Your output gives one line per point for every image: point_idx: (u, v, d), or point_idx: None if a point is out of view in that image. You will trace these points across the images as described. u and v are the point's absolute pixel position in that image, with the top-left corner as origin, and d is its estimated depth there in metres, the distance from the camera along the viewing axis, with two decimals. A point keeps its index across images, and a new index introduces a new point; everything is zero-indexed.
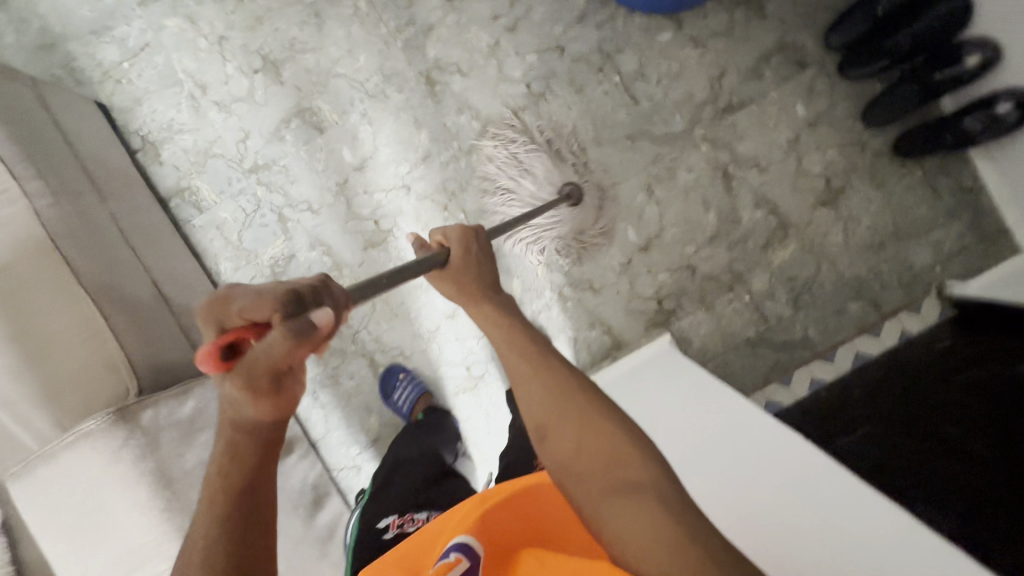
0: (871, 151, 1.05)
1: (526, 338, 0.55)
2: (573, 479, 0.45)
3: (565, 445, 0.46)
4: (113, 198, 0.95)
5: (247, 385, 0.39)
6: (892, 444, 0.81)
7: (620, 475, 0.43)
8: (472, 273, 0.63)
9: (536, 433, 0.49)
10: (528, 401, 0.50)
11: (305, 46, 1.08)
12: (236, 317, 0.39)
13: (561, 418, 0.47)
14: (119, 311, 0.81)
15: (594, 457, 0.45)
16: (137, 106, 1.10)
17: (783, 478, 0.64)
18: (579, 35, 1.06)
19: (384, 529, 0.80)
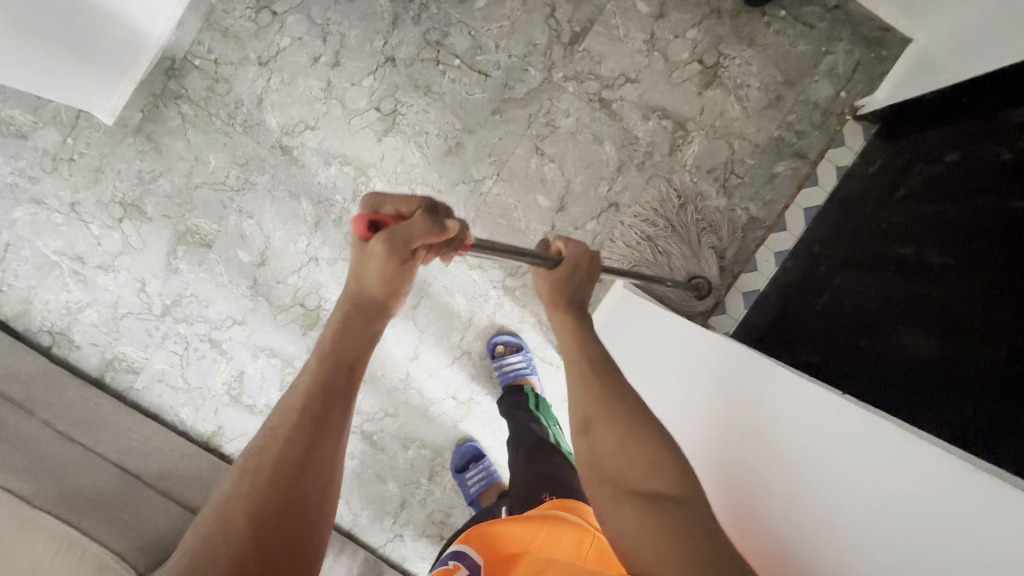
0: (727, 14, 1.01)
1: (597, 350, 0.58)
2: (606, 480, 0.47)
3: (606, 443, 0.49)
4: (41, 405, 0.93)
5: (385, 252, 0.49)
6: (861, 287, 0.79)
7: (653, 485, 0.44)
8: (573, 289, 0.62)
9: (582, 429, 0.52)
10: (581, 398, 0.53)
11: (154, 173, 1.04)
12: (389, 208, 0.52)
13: (614, 420, 0.50)
14: (86, 512, 0.79)
15: (633, 465, 0.46)
16: (29, 305, 1.06)
17: (744, 392, 0.58)
18: (402, 39, 1.01)
19: None
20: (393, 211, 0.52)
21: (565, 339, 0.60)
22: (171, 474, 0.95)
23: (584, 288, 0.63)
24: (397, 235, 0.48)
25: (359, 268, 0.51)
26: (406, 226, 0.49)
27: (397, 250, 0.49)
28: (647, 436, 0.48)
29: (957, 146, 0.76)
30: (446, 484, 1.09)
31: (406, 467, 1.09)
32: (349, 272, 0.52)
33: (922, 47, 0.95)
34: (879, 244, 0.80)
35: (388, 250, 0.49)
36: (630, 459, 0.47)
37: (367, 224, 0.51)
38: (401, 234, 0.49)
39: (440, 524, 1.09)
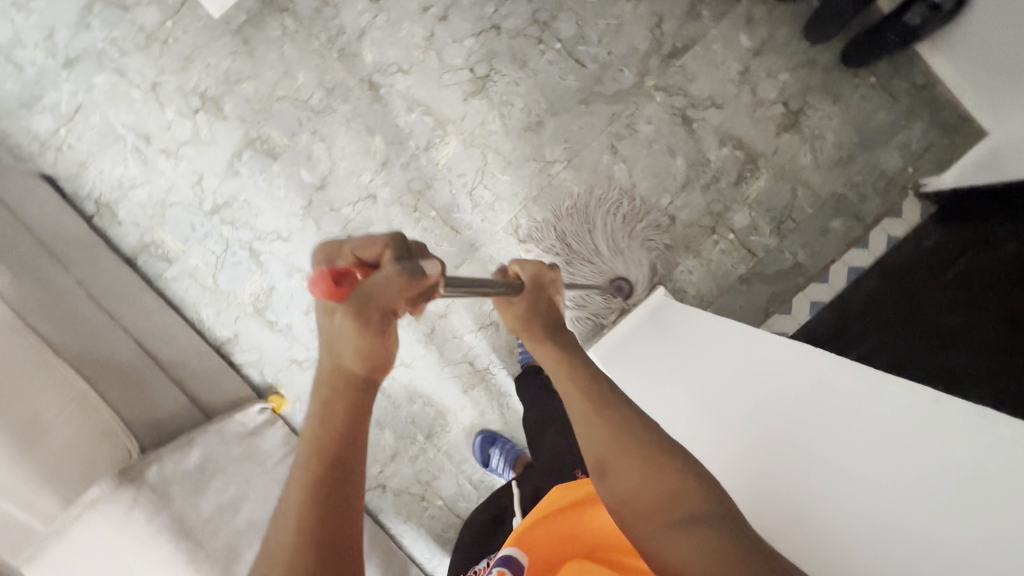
0: (822, 67, 1.04)
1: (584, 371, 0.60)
2: (637, 515, 0.48)
3: (632, 481, 0.49)
4: (76, 266, 0.92)
5: (363, 316, 0.42)
6: (911, 350, 0.86)
7: (685, 508, 0.45)
8: (536, 306, 0.69)
9: (597, 469, 0.52)
10: (589, 438, 0.54)
11: (241, 76, 1.05)
12: (349, 257, 0.47)
13: (625, 454, 0.51)
14: (105, 375, 0.79)
15: (659, 495, 0.47)
16: (83, 171, 1.06)
17: (799, 390, 0.56)
18: (511, 11, 1.04)
19: None
20: (354, 257, 0.47)
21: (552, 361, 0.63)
22: (186, 366, 0.95)
23: (543, 308, 0.69)
24: (370, 295, 0.43)
25: (331, 343, 0.43)
26: (377, 284, 0.44)
27: (371, 309, 0.43)
28: (662, 462, 0.49)
29: (1014, 238, 0.83)
30: (441, 445, 1.10)
31: (407, 421, 1.10)
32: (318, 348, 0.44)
33: (995, 143, 0.99)
34: (934, 314, 0.86)
35: (359, 319, 0.42)
36: (654, 489, 0.48)
37: (330, 280, 0.42)
38: (377, 298, 0.43)
39: (425, 483, 1.10)
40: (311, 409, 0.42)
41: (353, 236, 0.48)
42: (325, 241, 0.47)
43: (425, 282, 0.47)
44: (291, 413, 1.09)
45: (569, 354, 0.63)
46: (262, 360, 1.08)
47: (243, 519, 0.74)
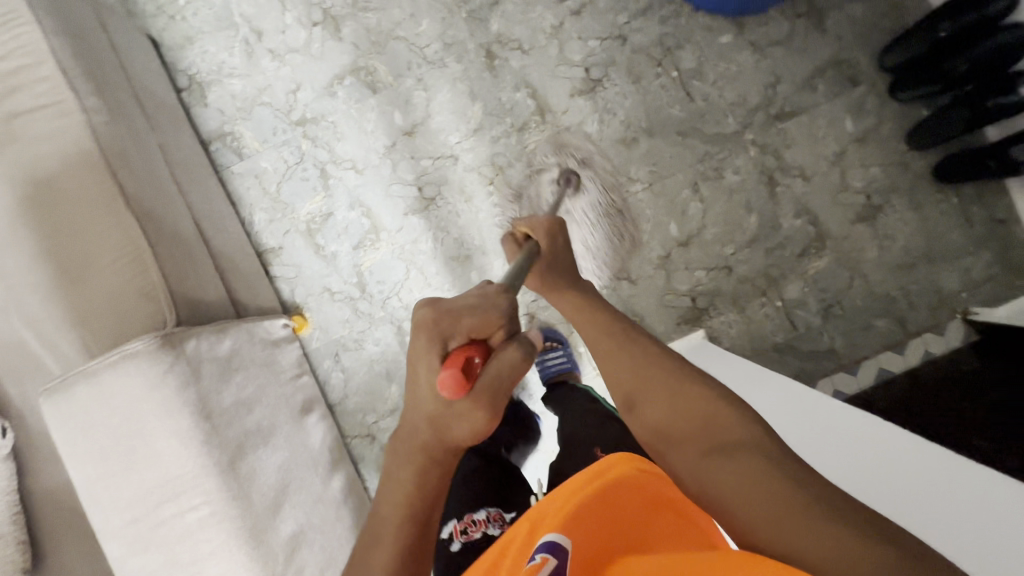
0: (912, 173, 1.06)
1: (605, 318, 0.66)
2: (670, 443, 0.49)
3: (656, 414, 0.51)
4: (160, 129, 0.92)
5: (489, 403, 0.49)
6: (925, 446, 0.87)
7: (718, 436, 0.46)
8: (557, 262, 0.78)
9: (627, 404, 0.55)
10: (614, 371, 0.58)
11: (369, 5, 1.06)
12: (462, 335, 0.51)
13: (650, 388, 0.53)
14: (163, 240, 0.77)
15: (690, 421, 0.49)
16: (188, 45, 1.07)
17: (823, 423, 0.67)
18: (642, 27, 1.06)
19: (449, 539, 0.77)
20: (465, 337, 0.51)
21: (575, 310, 0.71)
22: (231, 259, 0.95)
23: (558, 262, 0.78)
24: (497, 385, 0.50)
25: (445, 421, 0.49)
26: (503, 372, 0.51)
27: (496, 397, 0.50)
28: (685, 392, 0.51)
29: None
30: None
31: None
32: (437, 423, 0.49)
33: None
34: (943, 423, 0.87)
35: (489, 407, 0.49)
36: (681, 419, 0.50)
37: (461, 381, 0.47)
38: (498, 387, 0.50)
39: None
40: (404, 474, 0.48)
41: (465, 317, 0.52)
42: (436, 314, 0.52)
43: (533, 358, 0.54)
44: (308, 337, 1.08)
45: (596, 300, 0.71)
46: (297, 278, 1.08)
47: (254, 420, 0.74)
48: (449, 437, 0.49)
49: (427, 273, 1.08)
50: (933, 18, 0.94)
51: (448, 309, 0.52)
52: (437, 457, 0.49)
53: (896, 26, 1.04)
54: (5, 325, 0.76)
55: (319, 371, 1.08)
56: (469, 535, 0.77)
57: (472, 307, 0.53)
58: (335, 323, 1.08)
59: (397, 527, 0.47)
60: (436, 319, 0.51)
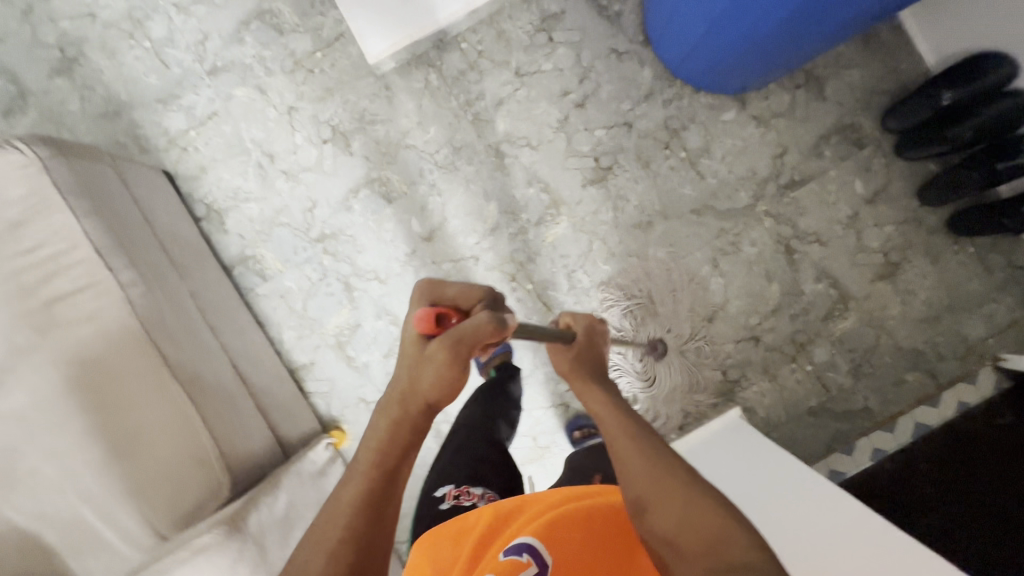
0: (926, 228, 1.08)
1: (625, 411, 0.62)
2: (678, 556, 0.48)
3: (665, 523, 0.50)
4: (189, 275, 0.94)
5: (450, 348, 0.53)
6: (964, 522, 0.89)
7: (729, 556, 0.45)
8: (588, 357, 0.71)
9: (637, 508, 0.53)
10: (626, 473, 0.55)
11: (376, 117, 1.08)
12: (449, 298, 0.59)
13: (662, 494, 0.51)
14: (209, 400, 0.80)
15: (698, 538, 0.47)
16: (202, 174, 1.08)
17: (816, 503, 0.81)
18: (646, 112, 1.07)
19: (441, 498, 0.81)
20: (452, 301, 0.59)
21: (595, 402, 0.65)
22: (268, 392, 0.96)
23: (595, 352, 0.72)
24: (461, 336, 0.53)
25: (413, 368, 0.55)
26: (469, 328, 0.53)
27: (460, 348, 0.54)
28: (696, 504, 0.50)
29: None
30: None
31: None
32: (405, 369, 0.56)
33: None
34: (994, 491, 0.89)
35: (449, 352, 0.53)
36: (692, 532, 0.48)
37: (431, 321, 0.55)
38: (464, 337, 0.53)
39: None
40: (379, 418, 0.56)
41: (452, 284, 0.59)
42: (428, 283, 0.60)
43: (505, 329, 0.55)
44: (349, 449, 1.09)
45: (620, 403, 0.64)
46: (331, 392, 1.09)
47: None
48: (416, 391, 0.56)
49: None
50: (933, 86, 0.97)
51: (441, 279, 0.60)
52: (406, 417, 0.56)
53: (896, 88, 1.06)
54: (58, 500, 0.75)
55: None
56: (458, 500, 0.80)
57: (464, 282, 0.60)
58: None
59: (364, 479, 0.53)
60: (427, 283, 0.60)
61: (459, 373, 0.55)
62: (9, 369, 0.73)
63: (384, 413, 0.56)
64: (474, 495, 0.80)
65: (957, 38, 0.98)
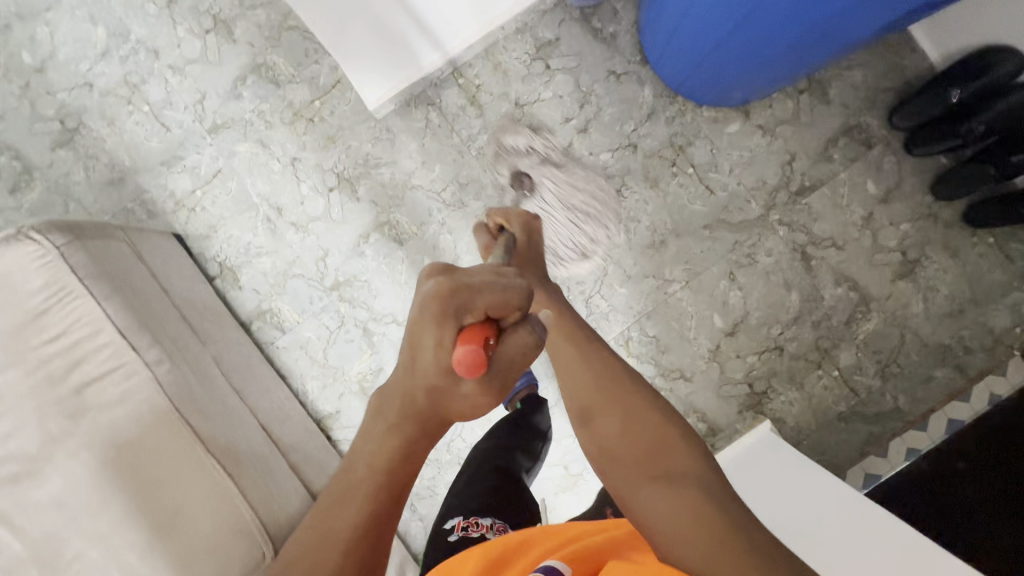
0: (943, 222, 1.07)
1: (571, 327, 0.67)
2: (613, 457, 0.55)
3: (605, 432, 0.57)
4: (210, 340, 0.95)
5: (503, 387, 0.41)
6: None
7: (656, 457, 0.52)
8: (532, 256, 0.72)
9: (580, 416, 0.60)
10: (572, 387, 0.62)
11: (379, 161, 1.07)
12: (481, 309, 0.40)
13: (604, 406, 0.59)
14: (243, 469, 0.80)
15: (632, 442, 0.54)
16: (212, 233, 1.08)
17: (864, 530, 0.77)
18: (650, 131, 1.07)
19: (450, 530, 0.79)
20: (484, 311, 0.40)
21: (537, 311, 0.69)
22: (299, 448, 0.97)
23: (533, 259, 0.72)
24: (516, 367, 0.42)
25: (436, 394, 0.41)
26: (524, 354, 0.42)
27: (503, 389, 0.41)
28: (634, 414, 0.57)
29: None
30: None
31: None
32: (426, 397, 0.41)
33: None
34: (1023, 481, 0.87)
35: (499, 393, 0.41)
36: (633, 438, 0.55)
37: (483, 361, 0.38)
38: (518, 370, 0.42)
39: None
40: (387, 441, 0.43)
41: (479, 281, 0.41)
42: (446, 269, 0.42)
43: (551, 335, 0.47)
44: None
45: (562, 310, 0.69)
46: None
47: None
48: (436, 412, 0.42)
49: (485, 410, 1.09)
50: (943, 83, 0.97)
51: (462, 270, 0.42)
52: (415, 433, 0.43)
53: (901, 86, 1.04)
54: None
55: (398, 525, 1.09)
56: (467, 531, 0.77)
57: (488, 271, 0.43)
58: None
59: (362, 504, 0.43)
60: (444, 281, 0.40)
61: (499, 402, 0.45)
62: (44, 458, 0.73)
63: (388, 434, 0.43)
64: (483, 526, 0.77)
65: (959, 32, 0.97)
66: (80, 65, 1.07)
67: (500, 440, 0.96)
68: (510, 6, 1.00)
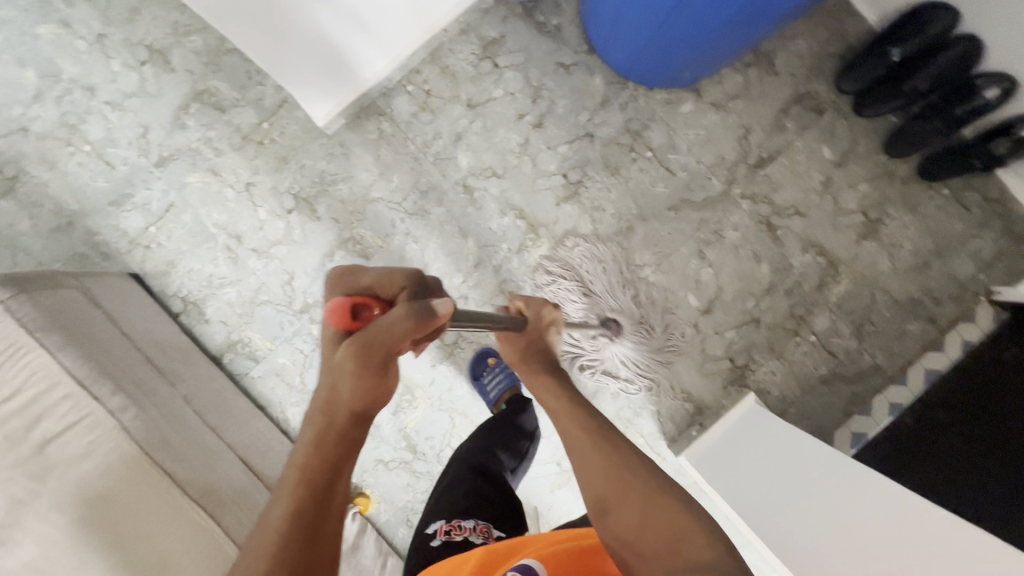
0: (900, 179, 1.08)
1: (589, 412, 0.65)
2: (636, 556, 0.51)
3: (626, 523, 0.53)
4: (179, 379, 0.92)
5: (363, 352, 0.43)
6: (1019, 486, 0.80)
7: (686, 555, 0.48)
8: (539, 343, 0.74)
9: (598, 506, 0.56)
10: (591, 474, 0.58)
11: (336, 177, 1.05)
12: (364, 285, 0.51)
13: (624, 497, 0.55)
14: (224, 508, 0.77)
15: (658, 537, 0.50)
16: (172, 269, 1.05)
17: (861, 507, 0.72)
18: (605, 119, 1.06)
19: (432, 535, 0.78)
20: (367, 289, 0.51)
21: (552, 397, 0.68)
22: None
23: (545, 345, 0.75)
24: (378, 335, 0.44)
25: (328, 375, 0.45)
26: (385, 321, 0.44)
27: (372, 353, 0.44)
28: (659, 504, 0.53)
29: None
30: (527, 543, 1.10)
31: None
32: (321, 380, 0.45)
33: None
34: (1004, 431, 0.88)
35: (360, 357, 0.43)
36: (651, 530, 0.51)
37: (342, 313, 0.45)
38: (383, 337, 0.44)
39: None
40: (301, 431, 0.45)
41: (369, 270, 0.52)
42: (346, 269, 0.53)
43: (433, 319, 0.46)
44: (376, 512, 1.07)
45: (575, 396, 0.67)
46: None
47: None
48: (339, 400, 0.44)
49: (471, 416, 1.08)
50: (881, 44, 0.97)
51: (358, 267, 0.53)
52: (324, 424, 0.44)
53: (844, 50, 1.06)
54: None
55: (397, 543, 1.07)
56: (449, 535, 0.76)
57: (381, 268, 0.52)
58: (398, 491, 1.07)
59: (291, 499, 0.42)
60: (339, 272, 0.52)
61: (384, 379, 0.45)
62: (13, 524, 0.69)
63: (305, 427, 0.45)
64: (464, 530, 0.76)
65: None
66: (12, 110, 1.03)
67: (485, 444, 0.94)
68: (451, 7, 0.99)
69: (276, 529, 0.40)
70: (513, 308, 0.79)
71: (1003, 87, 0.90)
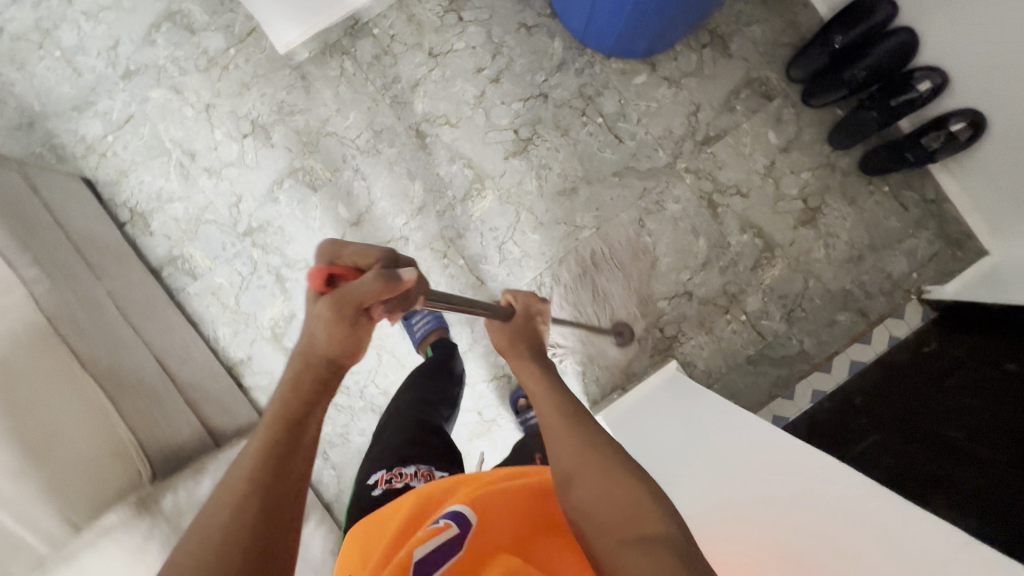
0: (841, 171, 1.11)
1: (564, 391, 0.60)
2: (592, 526, 0.46)
3: (584, 492, 0.48)
4: (107, 276, 0.94)
5: (336, 308, 0.47)
6: (904, 461, 0.80)
7: (638, 527, 0.43)
8: (525, 331, 0.72)
9: (560, 481, 0.50)
10: (555, 451, 0.52)
11: (295, 108, 1.09)
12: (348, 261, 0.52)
13: (585, 469, 0.49)
14: (122, 392, 0.79)
15: (614, 506, 0.45)
16: (123, 178, 1.08)
17: (772, 460, 0.70)
18: (560, 82, 1.10)
19: (373, 485, 0.70)
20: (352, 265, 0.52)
21: (529, 378, 0.63)
22: (199, 387, 0.96)
23: (532, 333, 0.72)
24: (348, 294, 0.47)
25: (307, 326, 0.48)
26: (357, 285, 0.47)
27: (343, 308, 0.47)
28: (620, 479, 0.47)
29: (1015, 359, 0.81)
30: None
31: None
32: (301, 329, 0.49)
33: (995, 262, 1.06)
34: (914, 414, 0.88)
35: (333, 311, 0.47)
36: (608, 504, 0.46)
37: (322, 277, 0.49)
38: (351, 296, 0.47)
39: None
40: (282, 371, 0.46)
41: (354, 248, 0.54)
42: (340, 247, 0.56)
43: (402, 284, 0.49)
44: None
45: (551, 375, 0.63)
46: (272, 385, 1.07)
47: None
48: (312, 351, 0.47)
49: (399, 356, 1.09)
50: (826, 33, 1.02)
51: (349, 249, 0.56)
52: (302, 368, 0.46)
53: (796, 40, 1.10)
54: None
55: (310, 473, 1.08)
56: (391, 483, 0.69)
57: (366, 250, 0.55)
58: None
59: (267, 438, 0.41)
60: (328, 245, 0.54)
61: (355, 335, 0.49)
62: None
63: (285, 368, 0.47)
64: (408, 476, 0.70)
65: None
66: None
67: (423, 394, 0.91)
68: None
69: (250, 463, 0.39)
70: (504, 300, 0.77)
71: (934, 82, 0.95)
